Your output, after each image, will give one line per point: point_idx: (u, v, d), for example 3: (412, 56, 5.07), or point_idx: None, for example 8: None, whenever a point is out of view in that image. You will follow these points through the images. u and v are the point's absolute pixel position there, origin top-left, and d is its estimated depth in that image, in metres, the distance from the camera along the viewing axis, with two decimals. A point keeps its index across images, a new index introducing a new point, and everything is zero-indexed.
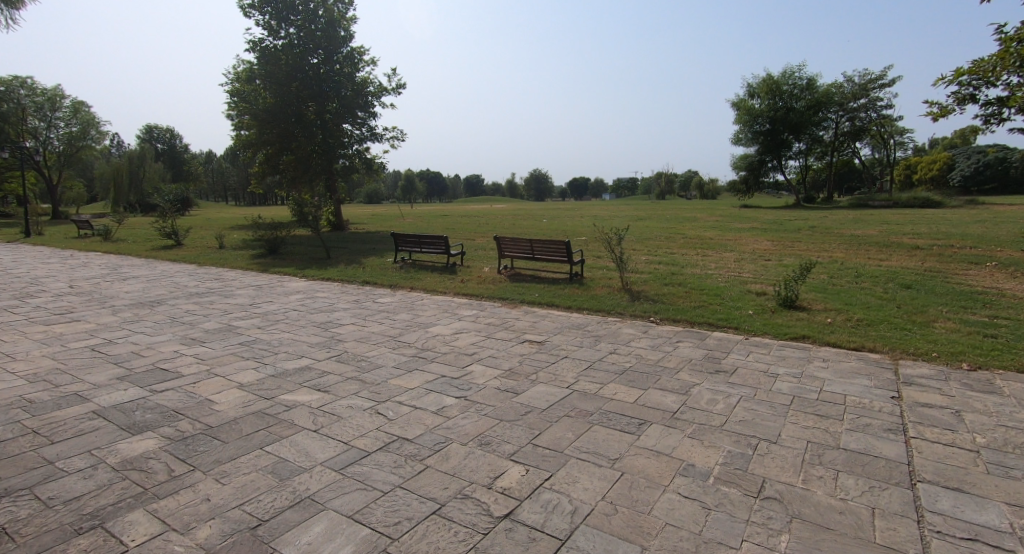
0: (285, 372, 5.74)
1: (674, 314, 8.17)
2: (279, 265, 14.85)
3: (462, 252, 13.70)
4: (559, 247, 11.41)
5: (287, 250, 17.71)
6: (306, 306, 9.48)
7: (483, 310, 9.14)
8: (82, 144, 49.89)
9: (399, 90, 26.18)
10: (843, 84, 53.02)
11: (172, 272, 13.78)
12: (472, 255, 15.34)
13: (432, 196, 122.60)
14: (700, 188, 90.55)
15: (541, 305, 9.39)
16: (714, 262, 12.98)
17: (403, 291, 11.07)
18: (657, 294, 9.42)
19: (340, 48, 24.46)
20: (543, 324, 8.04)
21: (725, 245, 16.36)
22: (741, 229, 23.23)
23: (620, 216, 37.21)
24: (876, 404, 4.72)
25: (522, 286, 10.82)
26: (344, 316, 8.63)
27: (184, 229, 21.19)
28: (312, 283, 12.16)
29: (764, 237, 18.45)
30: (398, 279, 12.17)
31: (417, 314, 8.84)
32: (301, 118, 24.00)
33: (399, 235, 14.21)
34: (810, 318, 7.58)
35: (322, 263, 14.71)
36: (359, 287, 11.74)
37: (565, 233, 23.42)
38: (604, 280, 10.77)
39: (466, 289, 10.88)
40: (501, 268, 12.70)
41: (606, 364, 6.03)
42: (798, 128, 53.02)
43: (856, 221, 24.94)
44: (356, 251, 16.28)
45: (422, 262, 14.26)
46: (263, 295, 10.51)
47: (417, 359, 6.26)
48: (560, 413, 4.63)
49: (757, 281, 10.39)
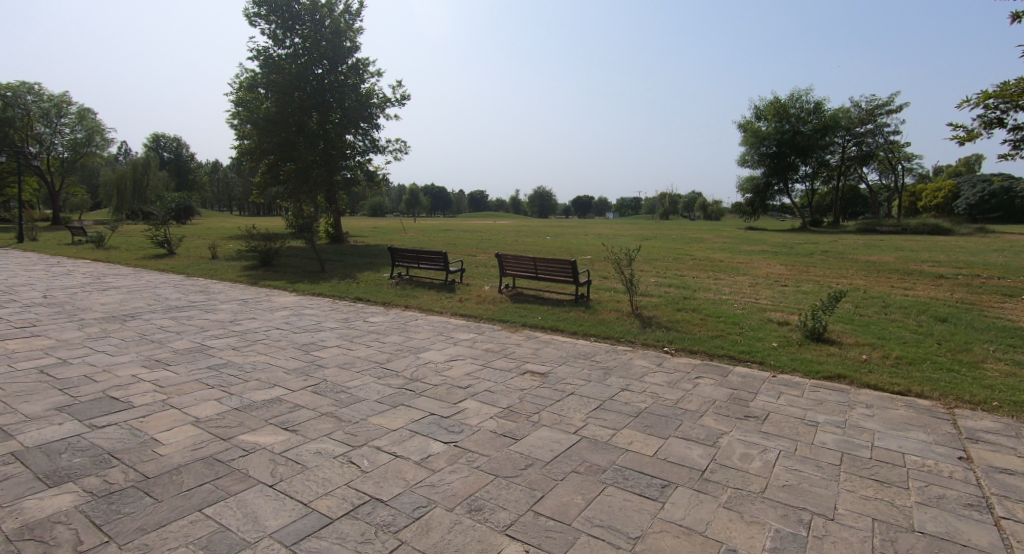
0: (251, 404, 5.00)
1: (691, 344, 7.44)
2: (270, 278, 14.20)
3: (461, 269, 13.04)
4: (564, 267, 10.73)
5: (281, 262, 17.09)
6: (291, 325, 8.80)
7: (480, 334, 8.43)
8: (87, 151, 49.86)
9: (405, 101, 25.84)
10: (850, 109, 52.76)
11: (157, 283, 13.13)
12: (473, 272, 14.69)
13: (436, 211, 122.55)
14: (705, 210, 90.16)
15: (545, 329, 8.68)
16: (728, 285, 12.28)
17: (397, 310, 10.38)
18: (671, 321, 8.70)
19: (345, 58, 24.19)
20: (547, 352, 7.33)
21: (737, 269, 15.68)
22: (751, 251, 22.53)
23: (624, 235, 36.71)
24: (942, 467, 3.99)
25: (524, 307, 10.12)
26: (329, 338, 7.93)
27: (177, 238, 20.63)
28: (302, 299, 11.48)
29: (777, 261, 17.77)
30: (393, 296, 11.51)
31: (409, 336, 8.13)
32: (302, 127, 23.53)
33: (397, 250, 13.55)
34: (842, 354, 6.86)
35: (315, 277, 14.06)
36: (351, 304, 11.05)
37: (571, 251, 22.80)
38: (612, 304, 10.05)
39: (464, 309, 10.18)
40: (503, 286, 12.01)
41: (618, 402, 5.31)
42: (806, 152, 52.68)
43: (867, 246, 24.25)
44: (352, 265, 15.64)
45: (420, 278, 13.58)
46: (246, 311, 9.82)
47: (404, 392, 5.53)
48: (567, 468, 3.90)
49: (778, 308, 9.67)
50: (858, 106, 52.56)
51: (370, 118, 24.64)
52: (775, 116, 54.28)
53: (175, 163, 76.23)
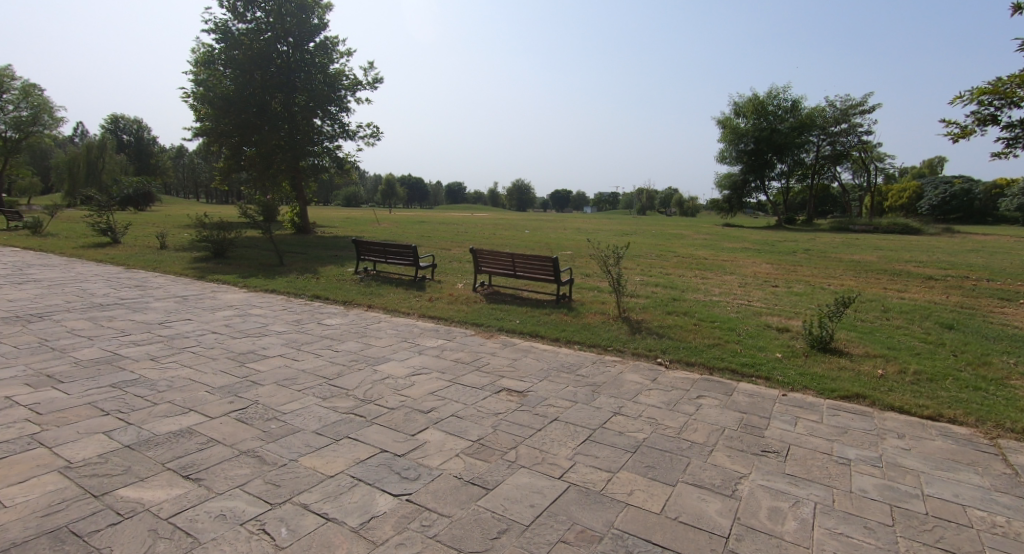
0: (150, 440, 3.98)
1: (687, 355, 6.61)
2: (221, 272, 13.00)
3: (432, 265, 12.04)
4: (545, 263, 9.86)
5: (238, 254, 15.84)
6: (231, 328, 7.71)
7: (449, 340, 7.48)
8: (34, 130, 47.24)
9: (378, 85, 24.39)
10: (825, 108, 53.16)
11: (91, 278, 11.86)
12: (445, 268, 13.69)
13: (411, 202, 120.50)
14: (680, 206, 90.64)
15: (522, 335, 7.78)
16: (717, 286, 11.53)
17: (358, 310, 9.35)
18: (662, 327, 7.87)
19: (312, 36, 22.80)
20: (525, 364, 6.42)
21: (723, 267, 15.06)
22: (733, 248, 21.99)
23: (602, 230, 35.96)
24: (1017, 528, 3.18)
25: (500, 309, 9.21)
26: (273, 345, 6.89)
27: (123, 227, 19.10)
28: (253, 296, 10.36)
29: (762, 260, 17.25)
30: (356, 294, 10.45)
31: (368, 342, 7.12)
32: (265, 109, 22.05)
33: (362, 242, 12.47)
34: (856, 366, 6.09)
35: (272, 271, 12.90)
36: (306, 303, 9.98)
37: (550, 246, 21.94)
38: (597, 306, 9.21)
39: (433, 309, 9.20)
40: (477, 285, 11.05)
41: (611, 432, 4.42)
42: (782, 149, 52.96)
43: (848, 245, 23.94)
44: (314, 258, 14.50)
45: (387, 274, 12.54)
46: (183, 312, 8.70)
47: (351, 420, 4.54)
48: (552, 537, 2.99)
49: (775, 312, 8.92)
50: (832, 105, 52.84)
51: (338, 101, 23.30)
52: (753, 113, 54.37)
53: (137, 146, 72.60)
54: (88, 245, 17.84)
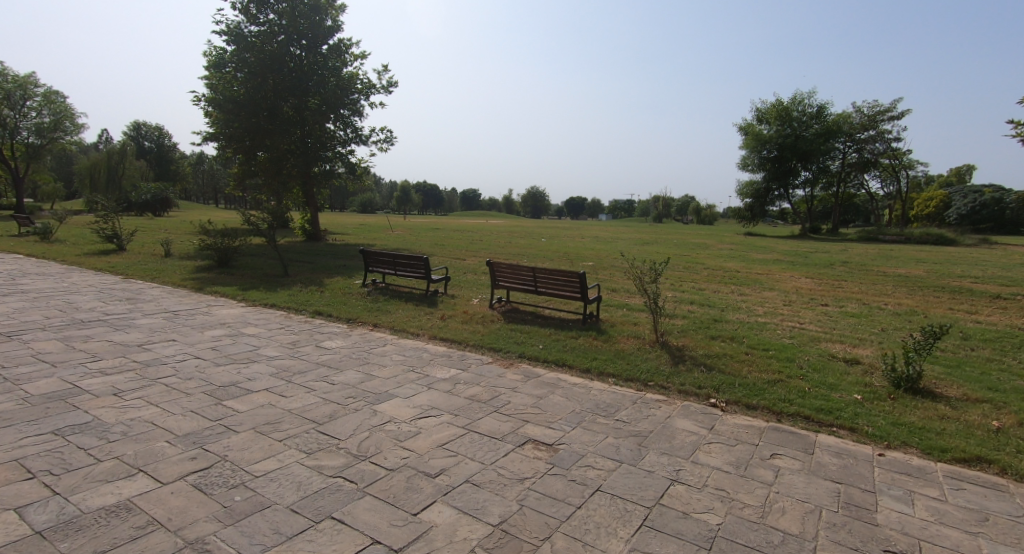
0: (72, 522, 3.06)
1: (747, 394, 5.54)
2: (222, 283, 12.22)
3: (446, 278, 11.12)
4: (570, 279, 8.89)
5: (242, 264, 15.08)
6: (217, 352, 6.82)
7: (463, 370, 6.50)
8: (54, 137, 47.72)
9: (392, 88, 23.73)
10: (852, 114, 51.53)
11: (82, 289, 11.10)
12: (459, 280, 12.75)
13: (427, 209, 120.27)
14: (698, 215, 89.13)
15: (547, 364, 6.78)
16: (759, 305, 10.42)
17: (362, 330, 8.42)
18: (709, 355, 6.81)
19: (326, 38, 22.23)
20: (553, 404, 5.41)
21: (759, 281, 13.90)
22: (763, 260, 20.75)
23: (621, 239, 34.68)
24: None
25: (520, 330, 8.21)
26: (260, 375, 5.97)
27: (128, 233, 18.51)
28: (250, 311, 9.50)
29: (798, 273, 16.02)
30: (361, 311, 9.54)
31: (370, 373, 6.17)
32: (276, 113, 21.44)
33: (371, 253, 11.57)
34: (961, 415, 4.94)
35: (275, 283, 12.10)
36: (307, 320, 9.08)
37: (569, 256, 20.90)
38: (630, 329, 8.17)
39: (446, 330, 8.25)
40: (494, 301, 10.08)
41: (672, 513, 3.39)
42: (807, 157, 51.39)
43: (884, 257, 22.57)
44: (321, 269, 13.67)
45: (397, 287, 11.64)
46: (169, 331, 7.85)
47: (339, 490, 3.58)
48: None
49: (835, 338, 7.79)
50: (860, 111, 51.28)
51: (351, 104, 22.67)
52: (777, 119, 52.95)
53: (156, 152, 73.09)
54: (92, 252, 17.27)
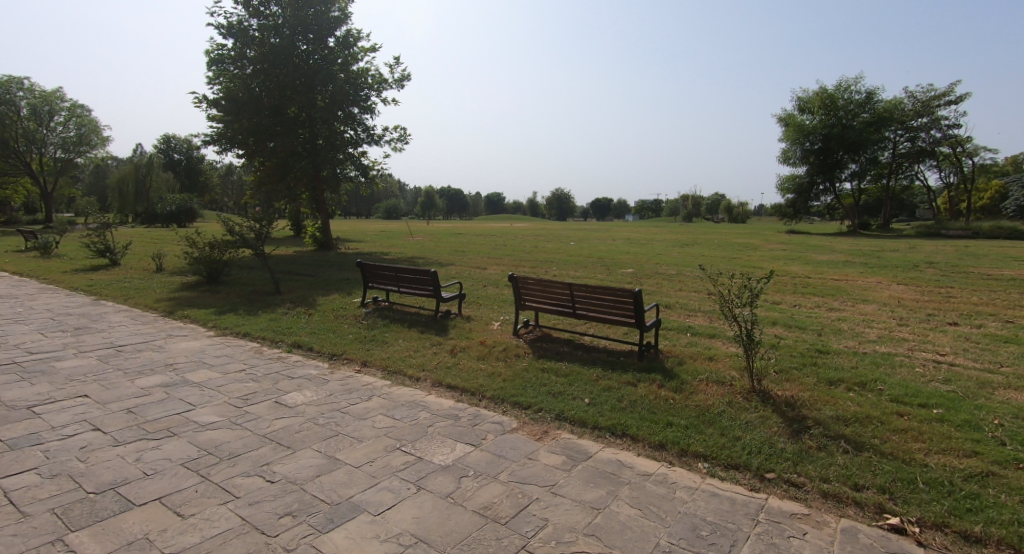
0: None
1: (952, 509, 3.24)
2: (201, 304, 10.44)
3: (460, 296, 9.10)
4: (620, 296, 6.69)
5: (234, 279, 13.31)
6: (129, 418, 4.85)
7: (474, 449, 4.36)
8: (80, 151, 47.64)
9: (405, 82, 21.99)
10: (904, 100, 47.76)
11: (32, 316, 9.39)
12: (478, 296, 10.70)
13: (451, 214, 119.13)
14: (731, 212, 85.50)
15: (599, 434, 4.59)
16: (863, 325, 8.02)
17: (345, 373, 6.37)
18: (845, 417, 4.50)
19: (332, 30, 20.50)
20: (619, 529, 3.21)
21: (842, 289, 11.45)
22: (826, 262, 18.13)
23: (658, 240, 32.16)
24: None
25: (555, 374, 6.03)
26: (168, 464, 3.96)
27: (122, 247, 17.04)
28: (214, 344, 7.59)
29: (884, 278, 13.45)
30: (351, 343, 7.51)
31: (334, 460, 4.08)
32: (283, 113, 19.89)
33: (370, 266, 9.65)
34: None
35: (261, 303, 10.25)
36: (280, 356, 7.08)
37: (606, 261, 18.65)
38: (709, 371, 5.90)
39: (456, 373, 6.16)
40: (521, 325, 7.94)
41: None
42: (855, 147, 47.96)
43: (966, 255, 19.63)
44: (320, 284, 11.82)
45: (402, 306, 9.66)
46: (89, 378, 5.94)
47: None
48: None
49: (1012, 382, 5.38)
50: (911, 96, 47.57)
51: (361, 101, 21.02)
52: (821, 109, 49.64)
53: (186, 164, 73.56)
54: (82, 268, 15.84)
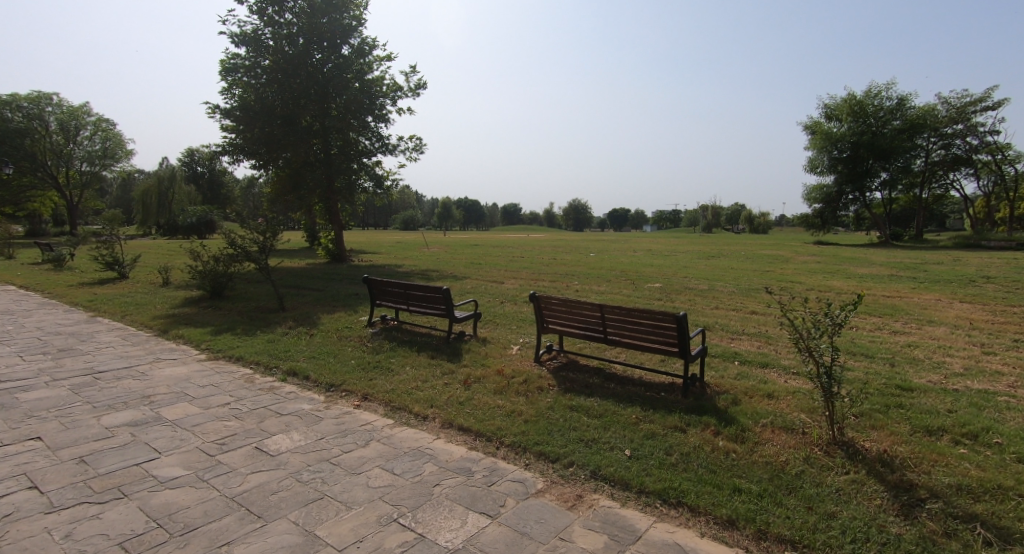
0: None
1: None
2: (200, 322, 9.75)
3: (475, 316, 8.27)
4: (660, 320, 5.74)
5: (238, 294, 12.63)
6: (78, 468, 4.03)
7: (491, 523, 3.45)
8: (103, 164, 48.11)
9: (421, 90, 21.40)
10: (938, 106, 45.99)
11: (18, 335, 8.74)
12: (496, 316, 9.84)
13: (469, 224, 118.93)
14: (752, 223, 83.56)
15: (648, 502, 3.66)
16: (939, 354, 6.96)
17: (343, 409, 5.53)
18: (966, 488, 3.51)
19: (348, 38, 19.99)
20: None
21: (899, 309, 10.31)
22: (867, 276, 16.92)
23: (681, 252, 31.13)
24: None
25: (587, 415, 5.10)
26: (102, 545, 3.10)
27: (130, 259, 16.53)
28: (203, 370, 6.82)
29: (939, 295, 12.25)
30: (353, 370, 6.67)
31: (313, 540, 3.20)
32: (296, 122, 19.39)
33: (378, 283, 8.87)
34: None
35: (263, 322, 9.53)
36: (272, 386, 6.27)
37: (630, 274, 17.68)
38: (772, 415, 4.93)
39: (471, 412, 5.28)
40: (544, 352, 7.05)
41: None
42: (886, 156, 46.27)
43: (1019, 269, 18.25)
44: (327, 301, 11.09)
45: (412, 326, 8.85)
46: (50, 414, 5.17)
47: None
48: None
49: None
50: (946, 103, 45.82)
51: (376, 109, 20.46)
52: (850, 115, 48.11)
53: (208, 176, 74.40)
54: (88, 281, 15.35)
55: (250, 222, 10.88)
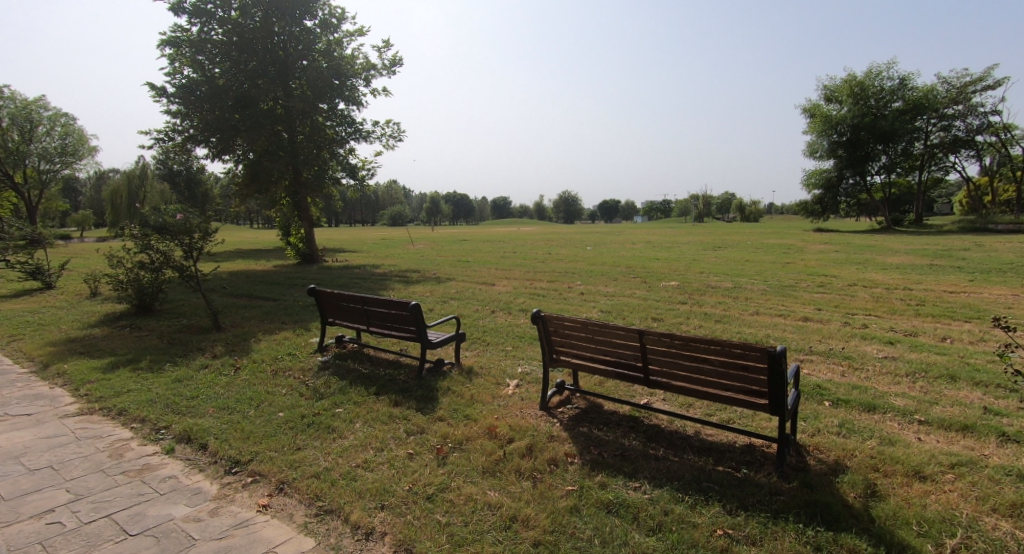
0: None
1: None
2: (103, 349, 7.60)
3: (455, 338, 6.20)
4: (738, 356, 3.70)
5: (171, 308, 10.39)
6: None
7: None
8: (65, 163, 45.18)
9: (397, 68, 19.19)
10: (939, 86, 44.42)
11: None
12: (484, 333, 7.77)
13: (457, 220, 116.46)
14: (743, 211, 82.00)
15: None
16: None
17: (240, 514, 3.45)
18: None
19: (312, 11, 17.62)
20: None
21: (978, 310, 8.38)
22: (902, 266, 15.00)
23: (682, 242, 29.22)
24: None
25: (637, 529, 3.06)
26: None
27: (57, 267, 14.21)
28: (59, 435, 4.70)
29: (1008, 290, 10.32)
30: (277, 430, 4.59)
31: None
32: (253, 104, 16.94)
33: (328, 296, 6.77)
34: None
35: (183, 349, 7.40)
36: (145, 466, 4.13)
37: (636, 270, 15.66)
38: (957, 528, 2.91)
39: (445, 524, 3.22)
40: (552, 395, 4.99)
41: None
42: (886, 138, 44.68)
43: None
44: (276, 318, 8.96)
45: (374, 352, 6.76)
46: None
47: None
48: None
49: None
50: (945, 82, 44.24)
51: (345, 91, 18.09)
52: (850, 97, 46.65)
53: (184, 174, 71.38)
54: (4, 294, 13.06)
55: (168, 219, 8.59)
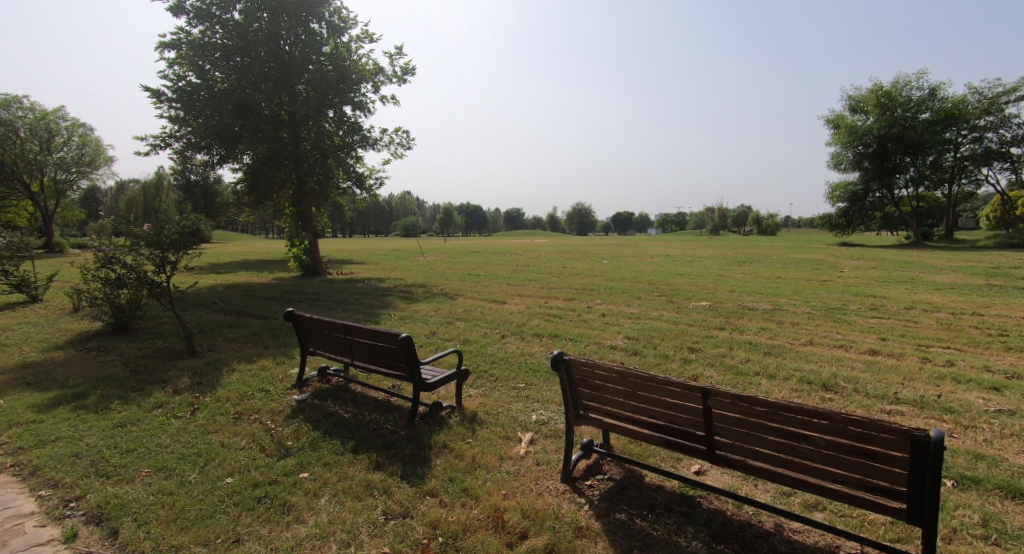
0: None
1: None
2: (55, 376, 6.57)
3: (456, 377, 5.09)
4: (859, 438, 2.54)
5: (150, 327, 9.38)
6: None
7: None
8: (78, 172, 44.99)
9: (409, 77, 18.30)
10: (972, 96, 42.71)
11: None
12: (493, 365, 6.64)
13: (470, 231, 115.94)
14: (761, 224, 80.14)
15: None
16: None
17: None
18: None
19: (319, 13, 16.80)
20: None
21: None
22: (956, 287, 13.60)
23: (704, 257, 27.90)
24: None
25: None
26: None
27: (45, 279, 13.37)
28: None
29: None
30: (219, 507, 3.50)
31: None
32: (255, 110, 16.11)
33: (307, 320, 5.71)
34: None
35: (145, 379, 6.35)
36: None
37: (661, 287, 14.46)
38: None
39: None
40: (577, 461, 3.86)
41: None
42: (915, 150, 43.02)
43: None
44: (259, 342, 7.90)
45: (361, 391, 5.67)
46: None
47: None
48: None
49: None
50: (977, 92, 42.56)
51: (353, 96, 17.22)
52: (877, 108, 45.20)
53: None
54: None
55: (132, 230, 7.65)
